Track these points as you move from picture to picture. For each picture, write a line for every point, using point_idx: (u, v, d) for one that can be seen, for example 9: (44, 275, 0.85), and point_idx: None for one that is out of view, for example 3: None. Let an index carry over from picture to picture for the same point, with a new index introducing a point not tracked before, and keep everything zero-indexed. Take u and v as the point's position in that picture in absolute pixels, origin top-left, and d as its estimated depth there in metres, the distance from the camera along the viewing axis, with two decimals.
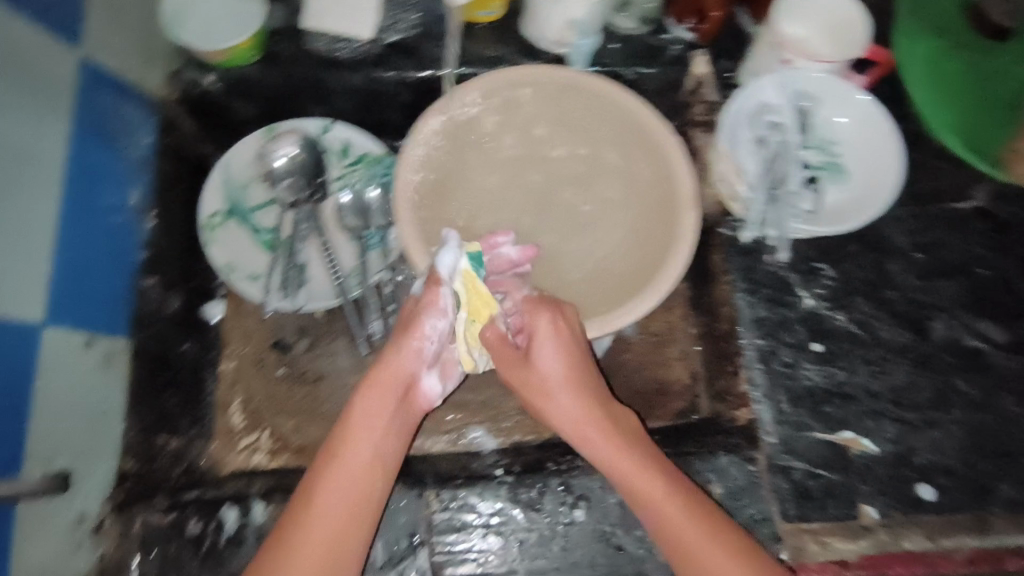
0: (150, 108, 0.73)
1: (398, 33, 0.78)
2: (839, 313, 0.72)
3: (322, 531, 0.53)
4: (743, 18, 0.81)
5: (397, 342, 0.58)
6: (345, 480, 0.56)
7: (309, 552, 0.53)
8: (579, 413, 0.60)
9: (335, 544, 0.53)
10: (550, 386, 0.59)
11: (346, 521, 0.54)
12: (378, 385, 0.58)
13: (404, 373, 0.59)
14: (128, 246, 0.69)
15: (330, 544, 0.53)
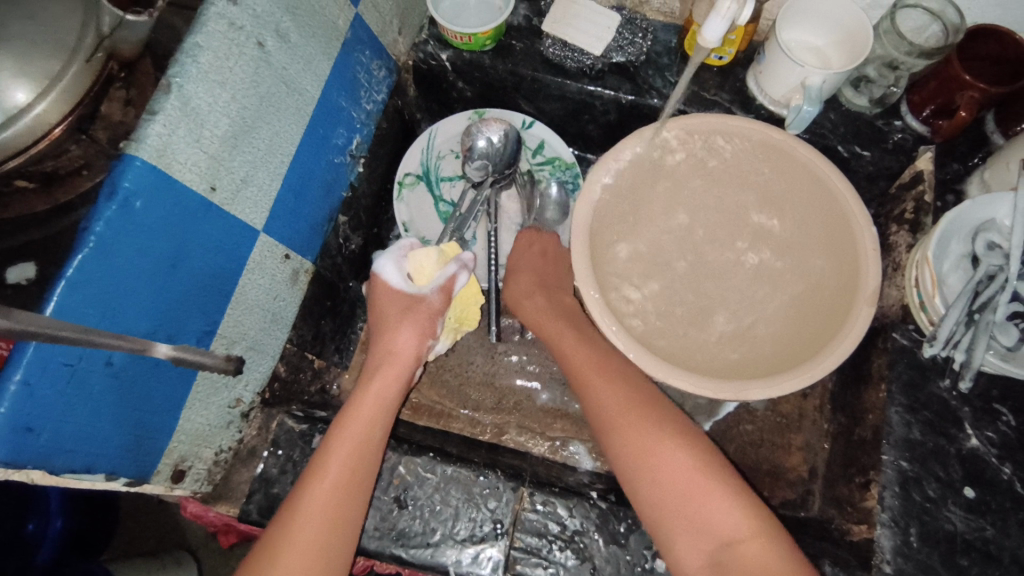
0: (391, 70, 0.82)
1: (625, 55, 0.81)
2: (1006, 466, 0.65)
3: (340, 457, 0.60)
4: (990, 125, 0.77)
5: (403, 330, 0.71)
6: (392, 376, 0.68)
7: (347, 439, 0.61)
8: (585, 358, 0.70)
9: (353, 466, 0.60)
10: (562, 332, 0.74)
11: (378, 406, 0.65)
12: (394, 365, 0.69)
13: (410, 356, 0.70)
14: (339, 183, 0.76)
15: (350, 464, 0.60)
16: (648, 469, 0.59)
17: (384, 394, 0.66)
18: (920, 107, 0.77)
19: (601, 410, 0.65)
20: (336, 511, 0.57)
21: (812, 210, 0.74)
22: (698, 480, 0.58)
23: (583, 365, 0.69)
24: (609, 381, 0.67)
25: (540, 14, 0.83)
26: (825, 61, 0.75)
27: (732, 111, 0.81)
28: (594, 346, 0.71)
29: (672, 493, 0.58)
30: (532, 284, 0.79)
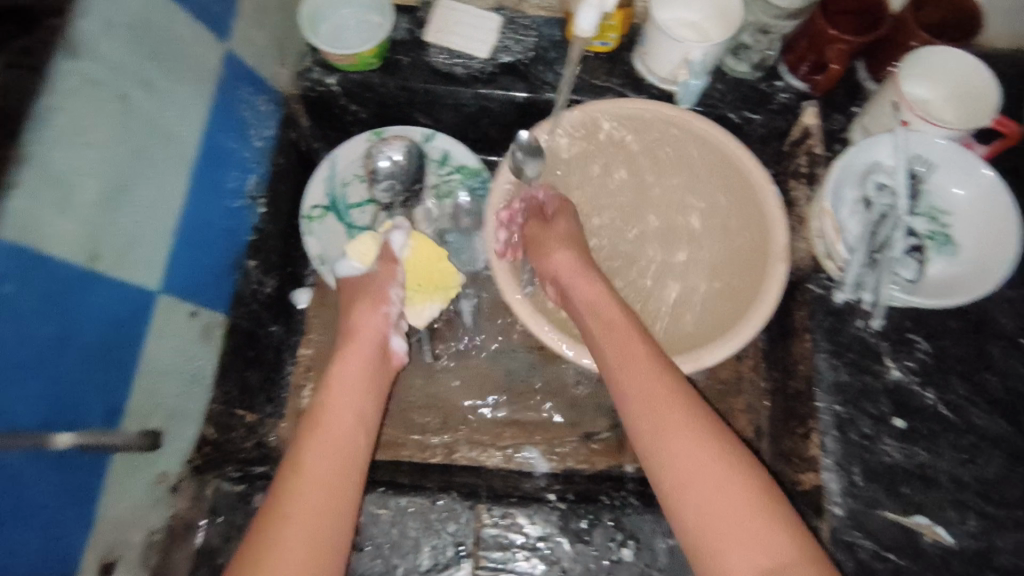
0: (277, 102, 0.79)
1: (512, 54, 0.81)
2: (929, 391, 0.68)
3: (318, 457, 0.54)
4: (863, 74, 0.81)
5: (359, 308, 0.68)
6: (356, 359, 0.64)
7: (326, 437, 0.55)
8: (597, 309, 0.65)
9: (336, 467, 0.54)
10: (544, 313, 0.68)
11: (351, 393, 0.61)
12: (356, 344, 0.65)
13: (375, 335, 0.67)
14: (241, 228, 0.73)
15: (332, 466, 0.54)
16: (685, 463, 0.53)
17: (361, 381, 0.62)
18: (796, 66, 0.80)
19: (626, 374, 0.60)
20: (316, 506, 0.51)
21: (717, 180, 0.76)
22: (741, 483, 0.51)
23: (602, 313, 0.65)
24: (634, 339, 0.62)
25: (422, 25, 0.82)
26: (705, 35, 0.77)
27: (625, 94, 0.82)
28: (615, 301, 0.66)
29: (714, 491, 0.51)
30: (574, 262, 0.70)
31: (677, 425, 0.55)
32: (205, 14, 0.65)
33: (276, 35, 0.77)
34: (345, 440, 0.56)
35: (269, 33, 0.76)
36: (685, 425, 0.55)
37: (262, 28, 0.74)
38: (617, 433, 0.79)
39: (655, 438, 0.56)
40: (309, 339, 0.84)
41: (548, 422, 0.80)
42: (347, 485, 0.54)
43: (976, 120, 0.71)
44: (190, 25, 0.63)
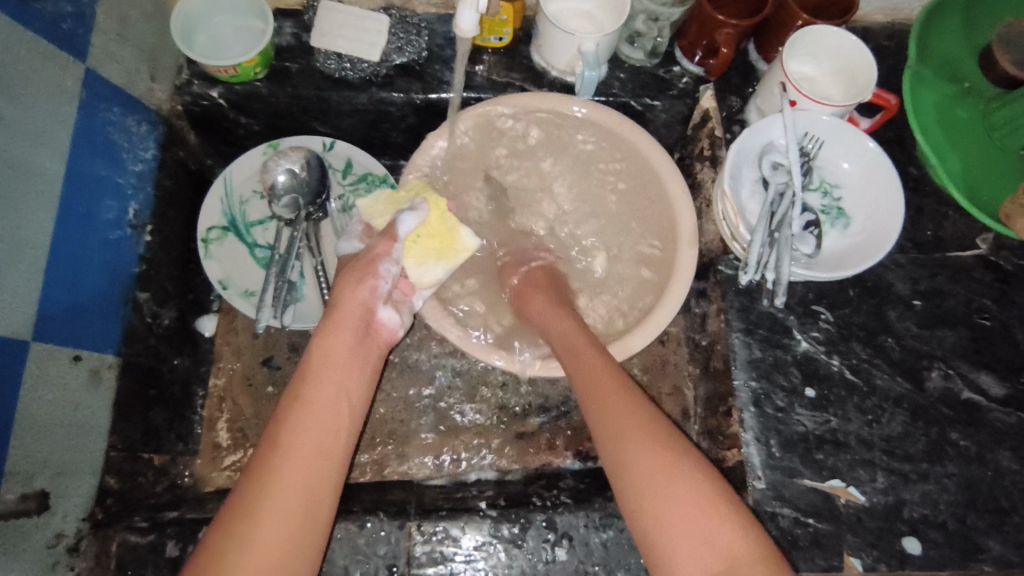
0: (154, 121, 0.73)
1: (405, 55, 0.78)
2: (835, 358, 0.71)
3: (309, 430, 0.56)
4: (753, 55, 0.83)
5: (354, 278, 0.68)
6: (344, 334, 0.64)
7: (316, 409, 0.58)
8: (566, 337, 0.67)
9: (325, 443, 0.56)
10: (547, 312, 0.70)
11: (342, 363, 0.62)
12: (342, 317, 0.65)
13: (360, 306, 0.67)
14: (124, 261, 0.67)
15: (320, 442, 0.56)
16: (626, 454, 0.55)
17: (351, 359, 0.63)
18: (691, 51, 0.81)
19: (592, 393, 0.61)
20: (308, 485, 0.53)
21: (626, 172, 0.78)
22: (680, 469, 0.53)
23: (567, 345, 0.66)
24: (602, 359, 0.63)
25: (307, 29, 0.78)
26: (598, 24, 0.76)
27: (526, 89, 0.81)
28: (582, 330, 0.68)
29: (652, 476, 0.53)
30: (546, 302, 0.71)
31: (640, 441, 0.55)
32: (55, 32, 0.60)
33: (144, 48, 0.71)
34: (332, 427, 0.57)
35: (137, 47, 0.70)
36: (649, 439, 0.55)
37: (126, 41, 0.68)
38: (548, 430, 0.79)
39: (615, 449, 0.56)
40: (221, 369, 0.78)
41: (478, 427, 0.79)
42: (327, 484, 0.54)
43: (860, 93, 0.73)
44: (37, 45, 0.58)
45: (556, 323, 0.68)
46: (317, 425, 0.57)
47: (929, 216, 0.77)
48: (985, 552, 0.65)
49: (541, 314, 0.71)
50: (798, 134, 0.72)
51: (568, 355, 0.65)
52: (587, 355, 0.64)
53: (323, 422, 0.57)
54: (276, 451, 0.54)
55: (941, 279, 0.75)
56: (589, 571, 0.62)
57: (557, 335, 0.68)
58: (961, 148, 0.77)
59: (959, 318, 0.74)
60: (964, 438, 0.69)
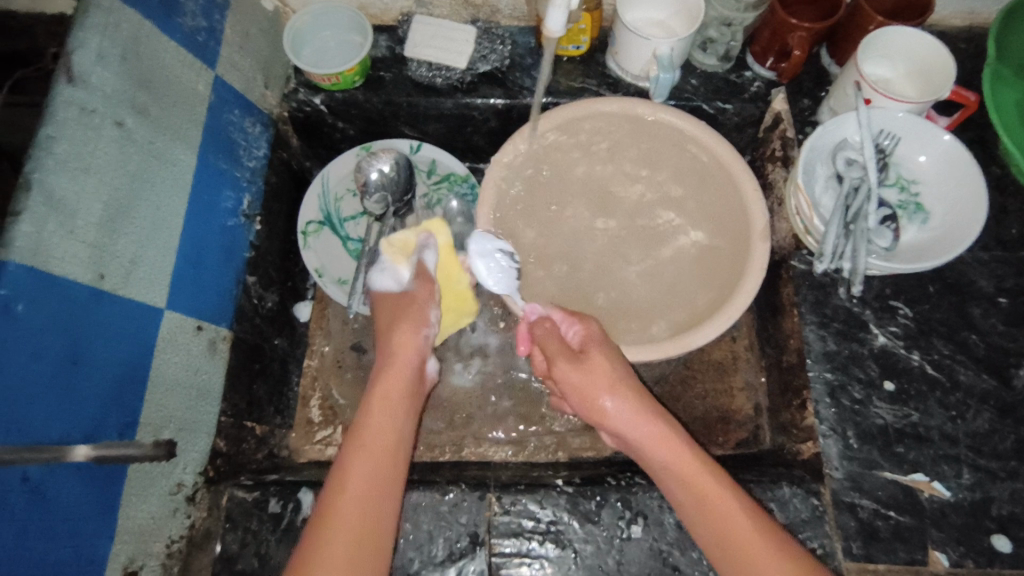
0: (266, 124, 0.81)
1: (489, 63, 0.85)
2: (914, 353, 0.71)
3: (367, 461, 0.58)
4: (825, 59, 0.85)
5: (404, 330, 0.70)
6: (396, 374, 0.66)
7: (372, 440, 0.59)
8: (662, 441, 0.63)
9: (382, 469, 0.58)
10: (598, 393, 0.65)
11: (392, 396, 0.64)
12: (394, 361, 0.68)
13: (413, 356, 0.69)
14: (239, 246, 0.75)
15: (376, 470, 0.57)
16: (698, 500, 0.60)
17: (395, 398, 0.64)
18: (762, 57, 0.84)
19: (715, 520, 0.58)
20: (367, 515, 0.54)
21: (696, 167, 0.80)
22: (740, 519, 0.57)
23: (671, 457, 0.62)
24: (700, 470, 0.61)
25: (401, 42, 0.85)
26: (670, 30, 0.80)
27: (601, 93, 0.85)
28: (663, 419, 0.65)
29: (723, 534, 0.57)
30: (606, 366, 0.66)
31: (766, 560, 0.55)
32: (191, 43, 0.69)
33: (261, 60, 0.80)
34: (382, 468, 0.58)
35: (254, 58, 0.79)
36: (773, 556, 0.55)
37: (247, 53, 0.77)
38: None
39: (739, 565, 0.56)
40: (315, 351, 0.86)
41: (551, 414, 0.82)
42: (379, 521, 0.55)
43: (936, 91, 0.73)
44: (177, 54, 0.66)
45: (619, 411, 0.65)
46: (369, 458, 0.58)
47: (1013, 214, 0.76)
48: None
49: (581, 394, 0.66)
50: (873, 130, 0.73)
51: (648, 436, 0.64)
52: (687, 466, 0.61)
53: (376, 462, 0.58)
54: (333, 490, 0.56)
55: None
56: (663, 549, 0.64)
57: (632, 428, 0.64)
58: None
59: None
60: None
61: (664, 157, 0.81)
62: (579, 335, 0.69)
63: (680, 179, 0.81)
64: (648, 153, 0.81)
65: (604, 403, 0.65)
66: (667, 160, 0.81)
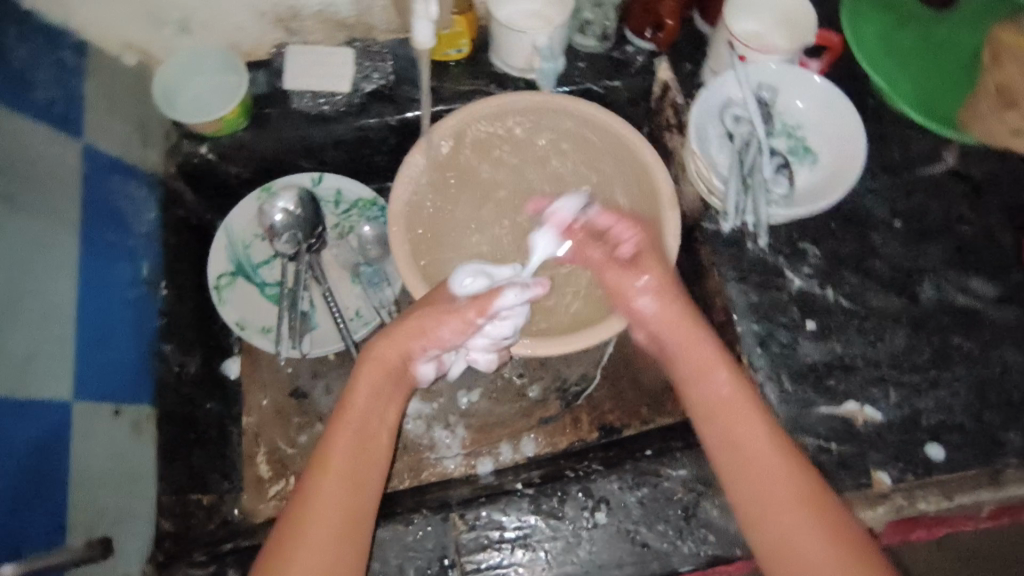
0: (152, 184, 0.78)
1: (374, 82, 0.83)
2: (828, 289, 0.74)
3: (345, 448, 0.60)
4: (700, 22, 0.87)
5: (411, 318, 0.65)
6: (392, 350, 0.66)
7: (354, 424, 0.62)
8: (672, 320, 0.69)
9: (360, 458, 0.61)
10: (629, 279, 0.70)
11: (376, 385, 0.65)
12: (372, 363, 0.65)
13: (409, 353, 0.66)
14: (146, 316, 0.72)
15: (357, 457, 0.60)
16: (702, 395, 0.66)
17: (387, 383, 0.65)
18: (640, 30, 0.85)
19: (735, 434, 0.62)
20: (349, 503, 0.58)
21: (598, 144, 0.80)
22: (749, 411, 0.63)
23: (689, 351, 0.68)
24: (716, 374, 0.66)
25: (278, 74, 0.83)
26: (548, 18, 0.79)
27: (491, 92, 0.85)
28: (699, 324, 0.69)
29: (742, 442, 0.61)
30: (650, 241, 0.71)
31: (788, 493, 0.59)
32: (49, 115, 0.65)
33: (133, 119, 0.76)
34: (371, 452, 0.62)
35: (126, 120, 0.75)
36: (773, 448, 0.61)
37: (116, 114, 0.74)
38: (570, 408, 0.82)
39: (755, 497, 0.60)
40: (252, 406, 0.82)
41: (503, 418, 0.82)
42: (362, 523, 0.58)
43: (803, 36, 0.77)
44: (36, 131, 0.63)
45: (658, 303, 0.69)
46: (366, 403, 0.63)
47: (899, 139, 0.79)
48: (1008, 445, 0.67)
49: (659, 277, 0.70)
50: (753, 86, 0.76)
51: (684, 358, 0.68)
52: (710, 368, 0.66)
53: (358, 440, 0.61)
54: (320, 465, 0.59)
55: (918, 196, 0.77)
56: (630, 529, 0.65)
57: (663, 326, 0.69)
58: (913, 72, 0.78)
59: (941, 230, 0.76)
60: (967, 340, 0.71)
61: (565, 141, 0.81)
62: (635, 247, 0.71)
63: (587, 168, 0.82)
64: (550, 146, 0.82)
65: (641, 298, 0.70)
66: (569, 148, 0.82)
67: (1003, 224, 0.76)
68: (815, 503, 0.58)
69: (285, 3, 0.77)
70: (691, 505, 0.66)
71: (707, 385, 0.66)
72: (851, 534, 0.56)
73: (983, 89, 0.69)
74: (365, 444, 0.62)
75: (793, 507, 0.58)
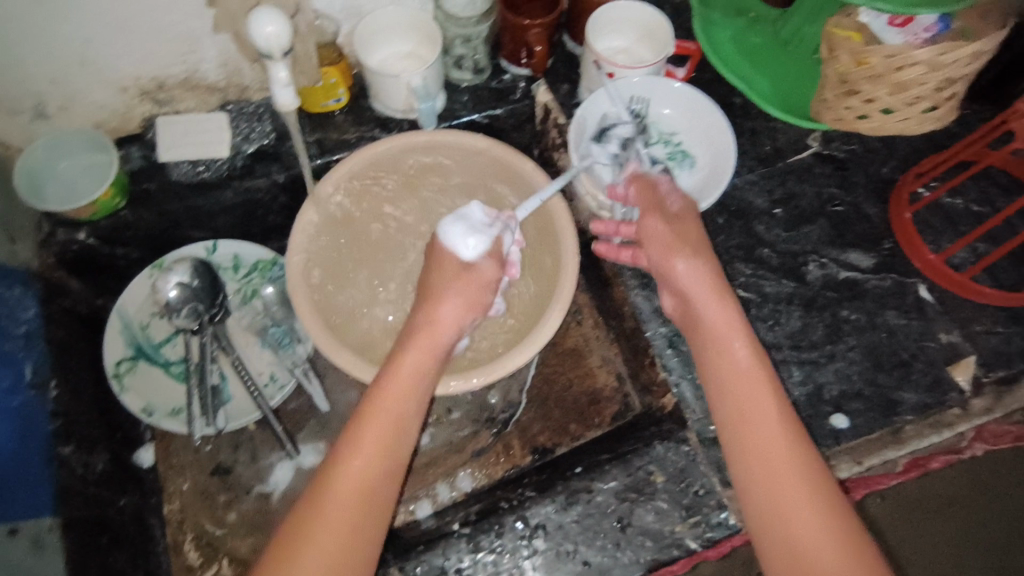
0: (27, 279, 0.74)
1: (253, 142, 0.82)
2: (724, 282, 0.78)
3: (343, 491, 0.54)
4: (570, 43, 0.90)
5: (425, 310, 0.62)
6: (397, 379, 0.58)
7: (361, 463, 0.55)
8: (694, 291, 0.62)
9: (366, 501, 0.54)
10: (681, 252, 0.63)
11: (395, 416, 0.57)
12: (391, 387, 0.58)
13: (445, 339, 0.61)
14: (34, 423, 0.68)
15: (358, 502, 0.54)
16: (726, 372, 0.59)
17: (403, 418, 0.57)
18: (514, 56, 0.87)
19: (744, 418, 0.56)
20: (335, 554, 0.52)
21: (487, 174, 0.81)
22: (763, 397, 0.57)
23: (718, 327, 0.60)
24: (739, 355, 0.59)
25: (153, 147, 0.80)
26: (421, 58, 0.81)
27: (376, 137, 0.85)
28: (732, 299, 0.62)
29: (744, 424, 0.56)
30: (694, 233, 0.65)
31: (800, 492, 0.53)
32: None
33: None
34: (375, 496, 0.54)
35: None
36: (790, 439, 0.55)
37: None
38: (501, 436, 0.82)
39: (761, 488, 0.54)
40: (173, 493, 0.78)
41: (437, 457, 0.81)
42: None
43: (663, 48, 0.80)
44: None
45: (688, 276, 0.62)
46: (372, 441, 0.56)
47: (766, 132, 0.84)
48: (904, 403, 0.72)
49: (659, 245, 0.64)
50: (624, 100, 0.79)
51: (707, 338, 0.61)
52: (725, 348, 0.59)
53: (362, 482, 0.54)
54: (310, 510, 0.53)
55: (791, 183, 0.82)
56: (570, 550, 0.66)
57: (699, 290, 0.62)
58: (765, 70, 0.84)
59: (816, 211, 0.81)
60: (854, 311, 0.76)
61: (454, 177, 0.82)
62: (680, 205, 0.67)
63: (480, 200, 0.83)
64: (441, 184, 0.83)
65: (680, 265, 0.63)
66: (460, 183, 0.83)
67: (869, 198, 0.81)
68: (826, 506, 0.52)
69: (147, 75, 0.75)
70: (625, 514, 0.67)
71: (719, 362, 0.59)
72: (859, 548, 0.51)
73: (826, 82, 0.74)
74: (365, 488, 0.54)
75: (803, 506, 0.52)
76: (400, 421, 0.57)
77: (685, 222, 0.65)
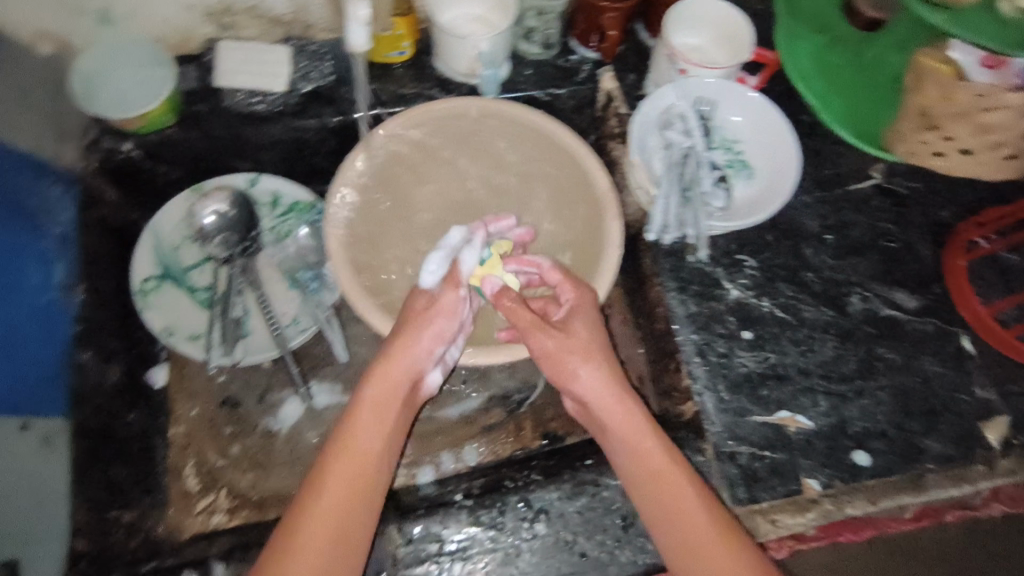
0: (70, 183, 0.74)
1: (311, 82, 0.81)
2: (764, 300, 0.76)
3: (322, 517, 0.55)
4: (643, 32, 0.88)
5: (410, 334, 0.62)
6: (368, 413, 0.60)
7: (337, 489, 0.56)
8: (596, 386, 0.62)
9: (343, 522, 0.55)
10: (573, 362, 0.61)
11: (370, 449, 0.59)
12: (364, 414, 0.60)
13: (414, 368, 0.62)
14: (59, 322, 0.70)
15: (336, 524, 0.55)
16: (640, 463, 0.60)
17: (368, 454, 0.59)
18: (584, 38, 0.85)
19: (664, 508, 0.58)
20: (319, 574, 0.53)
21: (541, 151, 0.79)
22: (675, 477, 0.59)
23: (625, 432, 0.61)
24: (649, 449, 0.60)
25: (209, 71, 0.79)
26: (489, 23, 0.79)
27: (434, 96, 0.84)
28: (633, 397, 0.63)
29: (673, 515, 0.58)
30: (592, 326, 0.63)
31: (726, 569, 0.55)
32: None
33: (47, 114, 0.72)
34: (354, 518, 0.56)
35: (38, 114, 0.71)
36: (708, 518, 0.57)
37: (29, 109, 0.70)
38: (513, 416, 0.82)
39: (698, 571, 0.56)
40: (180, 417, 0.78)
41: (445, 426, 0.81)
42: None
43: (741, 52, 0.78)
44: None
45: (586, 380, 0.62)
46: (344, 471, 0.57)
47: (829, 155, 0.82)
48: (926, 451, 0.70)
49: (553, 358, 0.62)
50: (691, 99, 0.78)
51: (621, 440, 0.62)
52: (640, 445, 0.61)
53: (344, 500, 0.56)
54: (291, 529, 0.55)
55: (846, 212, 0.80)
56: (569, 540, 0.65)
57: (600, 400, 0.62)
58: (842, 92, 0.83)
59: (869, 244, 0.79)
60: (890, 350, 0.74)
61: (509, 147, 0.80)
62: (567, 311, 0.64)
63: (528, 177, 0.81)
64: (495, 153, 0.81)
65: (579, 373, 0.62)
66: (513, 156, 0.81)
67: (924, 239, 0.79)
68: None
69: None
70: (631, 514, 0.66)
71: (636, 460, 0.61)
72: None
73: (904, 113, 0.73)
74: (342, 515, 0.55)
75: None
76: (369, 454, 0.59)
77: (578, 320, 0.63)
